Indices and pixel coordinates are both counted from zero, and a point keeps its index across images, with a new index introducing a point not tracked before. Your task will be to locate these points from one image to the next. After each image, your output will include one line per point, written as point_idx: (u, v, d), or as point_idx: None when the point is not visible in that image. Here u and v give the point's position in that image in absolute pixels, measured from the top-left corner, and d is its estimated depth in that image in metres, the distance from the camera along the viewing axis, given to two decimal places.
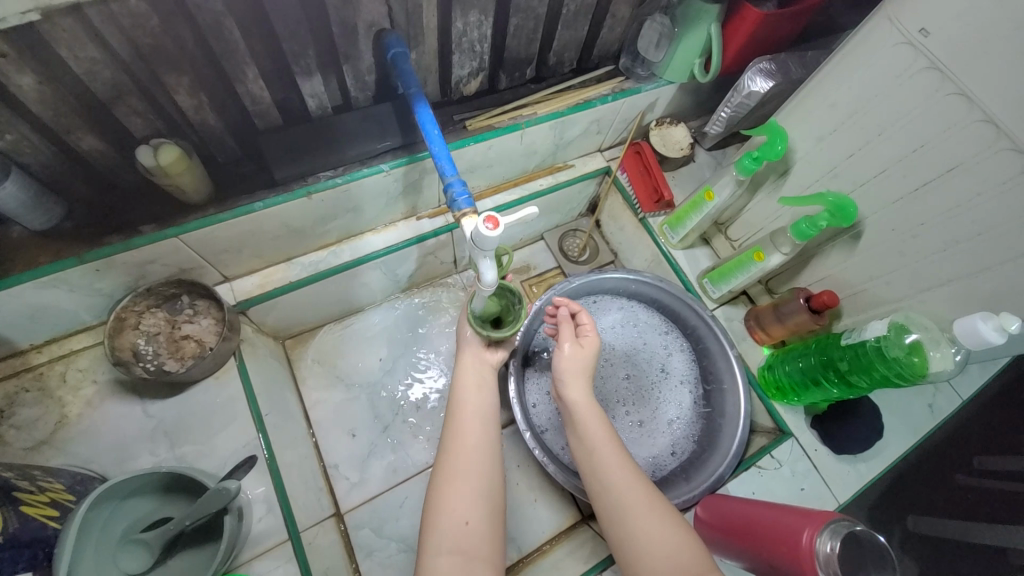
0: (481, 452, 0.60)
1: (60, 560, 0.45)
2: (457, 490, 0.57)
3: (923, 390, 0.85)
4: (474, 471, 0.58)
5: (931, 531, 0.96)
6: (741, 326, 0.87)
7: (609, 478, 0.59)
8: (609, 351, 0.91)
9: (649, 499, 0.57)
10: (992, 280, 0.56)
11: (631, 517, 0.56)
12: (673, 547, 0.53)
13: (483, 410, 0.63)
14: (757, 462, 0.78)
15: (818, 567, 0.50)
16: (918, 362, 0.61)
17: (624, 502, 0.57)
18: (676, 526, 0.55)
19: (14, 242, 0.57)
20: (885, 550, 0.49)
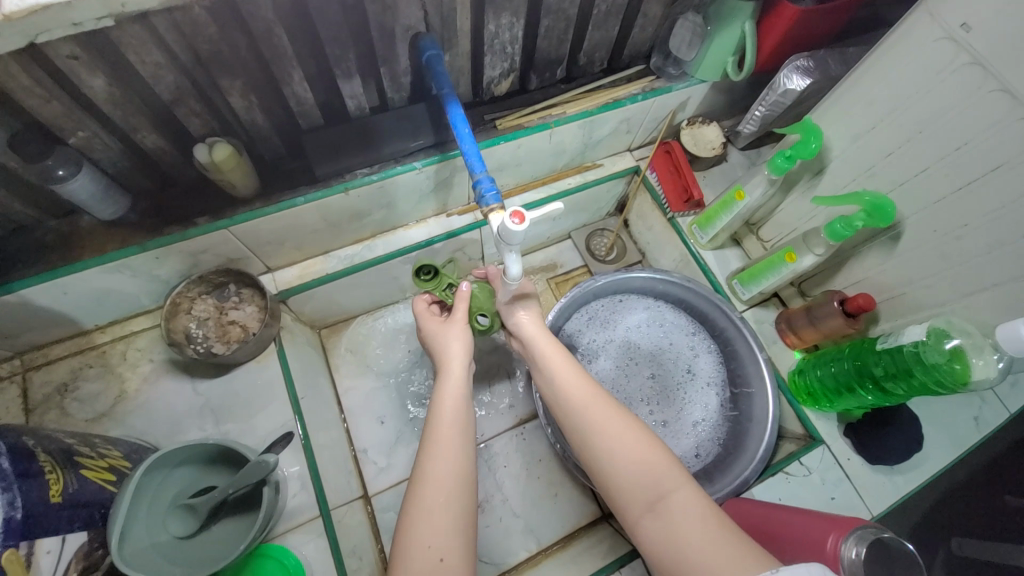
0: (458, 476, 0.55)
1: (116, 517, 0.49)
2: (432, 520, 0.52)
3: (969, 402, 0.81)
4: (448, 493, 0.53)
5: (976, 553, 0.94)
6: (771, 329, 0.85)
7: (581, 415, 0.59)
8: (633, 350, 0.91)
9: (616, 424, 0.57)
10: None
11: (601, 445, 0.56)
12: (643, 464, 0.53)
13: (458, 421, 0.60)
14: (785, 468, 0.76)
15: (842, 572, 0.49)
16: (959, 370, 0.58)
17: (595, 432, 0.57)
18: (642, 443, 0.55)
19: (84, 231, 0.64)
20: (914, 559, 0.48)
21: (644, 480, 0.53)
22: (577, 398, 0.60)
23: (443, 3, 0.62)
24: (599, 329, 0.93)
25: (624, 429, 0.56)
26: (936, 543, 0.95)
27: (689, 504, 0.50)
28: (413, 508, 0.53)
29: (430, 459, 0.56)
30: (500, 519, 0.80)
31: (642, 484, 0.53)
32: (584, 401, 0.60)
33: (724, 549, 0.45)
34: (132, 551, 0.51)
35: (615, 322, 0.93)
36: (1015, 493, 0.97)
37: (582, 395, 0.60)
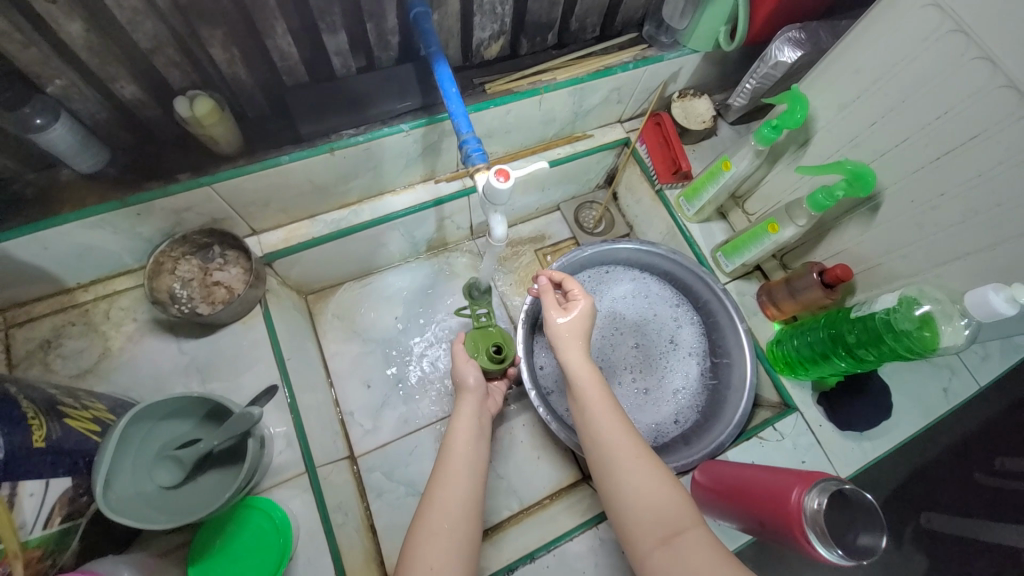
0: (462, 502, 0.57)
1: (99, 466, 0.50)
2: (437, 542, 0.53)
3: (938, 374, 0.85)
4: (455, 521, 0.55)
5: (945, 528, 1.02)
6: (753, 301, 0.87)
7: (605, 447, 0.59)
8: (619, 321, 0.92)
9: (642, 458, 0.58)
10: (1009, 253, 0.55)
11: (621, 474, 0.57)
12: (663, 500, 0.54)
13: (466, 454, 0.61)
14: (759, 433, 0.78)
15: (806, 523, 0.51)
16: (928, 336, 0.60)
17: (618, 461, 0.58)
18: (667, 482, 0.56)
19: (63, 184, 0.62)
20: (871, 506, 0.50)
21: (661, 516, 0.53)
22: (606, 421, 0.60)
23: None
24: None
25: (645, 468, 0.57)
26: (904, 519, 1.04)
27: (703, 544, 0.50)
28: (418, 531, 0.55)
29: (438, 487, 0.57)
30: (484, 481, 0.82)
31: (658, 519, 0.53)
32: (611, 425, 0.60)
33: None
34: (117, 498, 0.52)
35: (602, 293, 0.94)
36: (988, 472, 1.02)
37: (613, 421, 0.60)
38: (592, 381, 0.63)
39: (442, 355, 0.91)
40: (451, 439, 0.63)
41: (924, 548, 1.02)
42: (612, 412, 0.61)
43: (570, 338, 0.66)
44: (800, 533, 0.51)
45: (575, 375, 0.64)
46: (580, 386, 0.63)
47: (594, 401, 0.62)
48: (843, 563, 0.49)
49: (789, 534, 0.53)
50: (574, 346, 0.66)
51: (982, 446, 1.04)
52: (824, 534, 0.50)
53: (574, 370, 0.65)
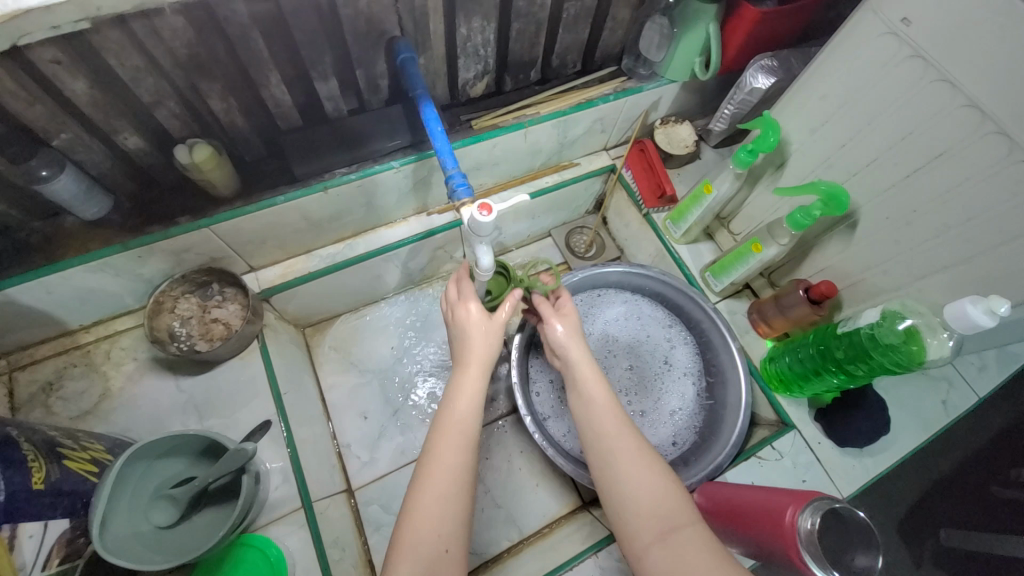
0: (459, 470, 0.55)
1: (97, 507, 0.50)
2: (435, 513, 0.53)
3: (935, 387, 0.85)
4: (453, 491, 0.54)
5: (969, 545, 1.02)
6: (744, 319, 0.88)
7: (602, 436, 0.59)
8: (613, 343, 0.93)
9: (639, 451, 0.58)
10: (984, 266, 0.56)
11: (621, 467, 0.57)
12: (661, 494, 0.55)
13: (467, 424, 0.58)
14: (758, 453, 0.78)
15: (800, 543, 0.50)
16: (915, 350, 0.60)
17: (617, 453, 0.58)
18: (664, 476, 0.57)
19: (68, 232, 0.65)
20: (866, 526, 0.50)
21: (659, 510, 0.54)
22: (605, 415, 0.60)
23: (415, 9, 0.64)
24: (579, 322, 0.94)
25: (646, 461, 0.57)
26: (927, 535, 1.03)
27: (700, 540, 0.51)
28: (414, 505, 0.54)
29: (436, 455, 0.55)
30: (482, 510, 0.82)
31: (656, 512, 0.54)
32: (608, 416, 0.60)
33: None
34: (113, 539, 0.52)
35: (595, 316, 0.95)
36: (1008, 484, 1.04)
37: (615, 415, 0.61)
38: (589, 374, 0.64)
39: (439, 383, 0.92)
40: (452, 397, 0.59)
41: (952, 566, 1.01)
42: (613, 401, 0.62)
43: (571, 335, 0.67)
44: (799, 558, 0.50)
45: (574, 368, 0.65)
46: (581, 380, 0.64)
47: (596, 394, 0.62)
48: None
49: (787, 558, 0.52)
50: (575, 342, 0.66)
51: (1001, 457, 1.06)
52: (819, 556, 0.49)
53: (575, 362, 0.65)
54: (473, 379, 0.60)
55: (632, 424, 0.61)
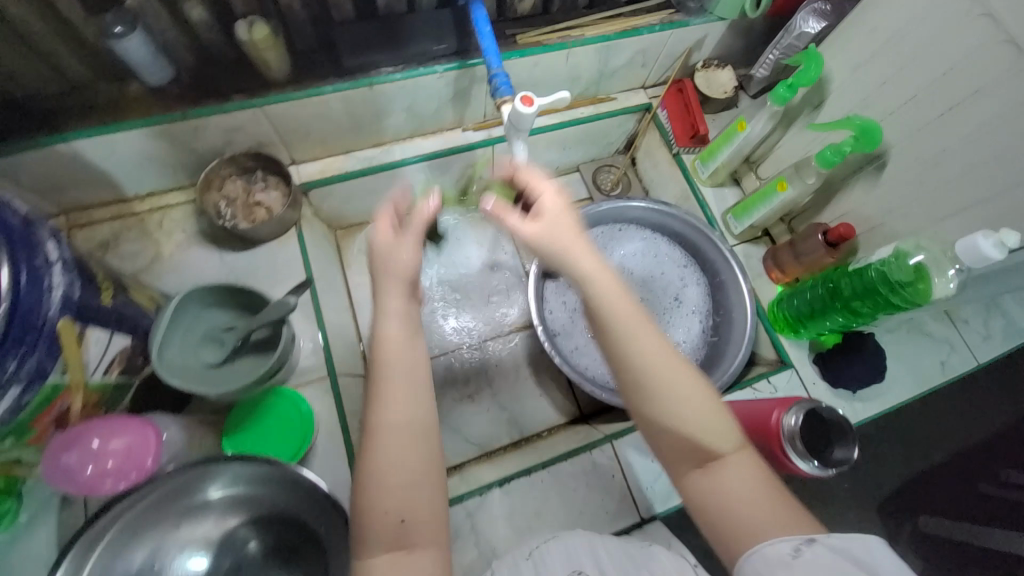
0: (415, 424, 0.50)
1: (155, 333, 0.57)
2: (386, 477, 0.48)
3: (936, 347, 0.87)
4: (408, 445, 0.49)
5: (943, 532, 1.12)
6: (758, 263, 0.90)
7: (637, 361, 0.50)
8: (628, 275, 0.96)
9: (675, 372, 0.50)
10: (1001, 206, 0.58)
11: (658, 394, 0.50)
12: (702, 420, 0.49)
13: (408, 367, 0.51)
14: (752, 385, 0.82)
15: (784, 438, 0.54)
16: (922, 288, 0.63)
17: (653, 377, 0.50)
18: (705, 396, 0.50)
19: (132, 97, 0.70)
20: (843, 423, 0.55)
21: (699, 438, 0.49)
22: (632, 335, 0.50)
23: None
24: None
25: (684, 381, 0.50)
26: (905, 523, 1.12)
27: (742, 470, 0.48)
28: (364, 466, 0.48)
29: (376, 407, 0.50)
30: (487, 409, 0.88)
31: (697, 441, 0.49)
32: (638, 336, 0.50)
33: (776, 515, 0.45)
34: (166, 364, 0.59)
35: (613, 248, 0.98)
36: (989, 482, 1.13)
37: (645, 341, 0.50)
38: (604, 280, 0.51)
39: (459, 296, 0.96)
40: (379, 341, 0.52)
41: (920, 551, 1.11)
42: (638, 315, 0.51)
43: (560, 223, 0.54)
44: (784, 454, 0.55)
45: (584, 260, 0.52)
46: (608, 309, 0.51)
47: (614, 318, 0.51)
48: (818, 474, 0.54)
49: (769, 450, 0.57)
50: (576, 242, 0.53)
51: (988, 456, 1.14)
52: (801, 449, 0.54)
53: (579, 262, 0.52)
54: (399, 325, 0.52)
55: (663, 339, 0.51)
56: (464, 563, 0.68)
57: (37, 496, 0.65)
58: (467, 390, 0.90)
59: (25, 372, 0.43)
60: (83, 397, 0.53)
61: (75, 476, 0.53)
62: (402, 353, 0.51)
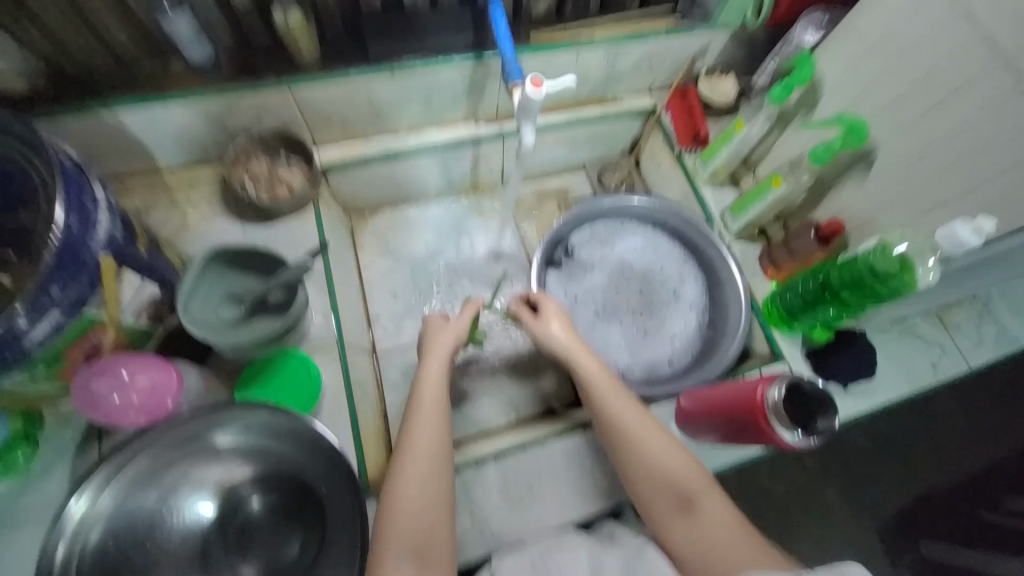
0: (435, 447, 0.62)
1: (180, 285, 0.61)
2: (410, 501, 0.58)
3: (928, 348, 0.89)
4: (431, 475, 0.60)
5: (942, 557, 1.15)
6: (754, 260, 0.93)
7: (619, 426, 0.65)
8: (628, 269, 1.00)
9: (649, 429, 0.65)
10: (981, 198, 0.61)
11: (633, 450, 0.63)
12: (677, 468, 0.61)
13: (438, 410, 0.65)
14: (745, 374, 0.85)
15: (769, 411, 0.57)
16: (907, 279, 0.66)
17: (629, 434, 0.64)
18: (677, 452, 0.63)
19: (173, 74, 0.75)
20: (823, 394, 0.57)
21: (671, 483, 0.61)
22: (610, 399, 0.67)
23: None
24: (598, 246, 1.00)
25: (657, 437, 0.64)
26: (907, 549, 1.16)
27: (716, 508, 0.58)
28: (388, 500, 0.58)
29: (412, 433, 0.62)
30: (487, 389, 0.92)
31: (671, 487, 0.60)
32: (616, 399, 0.67)
33: (745, 550, 0.54)
34: (190, 316, 0.63)
35: (615, 243, 1.01)
36: (991, 509, 1.18)
37: (629, 413, 0.66)
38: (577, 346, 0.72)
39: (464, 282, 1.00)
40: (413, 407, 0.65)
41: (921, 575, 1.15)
42: (615, 383, 0.69)
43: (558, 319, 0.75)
44: (769, 428, 0.57)
45: (576, 353, 0.72)
46: (585, 387, 0.70)
47: (601, 384, 0.69)
48: (799, 444, 0.57)
49: (755, 424, 0.60)
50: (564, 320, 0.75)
51: (988, 481, 1.19)
52: (785, 421, 0.57)
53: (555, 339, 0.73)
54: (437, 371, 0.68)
55: (638, 407, 0.67)
56: (458, 528, 0.70)
57: (55, 442, 0.68)
58: (468, 370, 0.93)
59: (64, 300, 0.49)
60: (113, 336, 0.60)
61: (101, 402, 0.57)
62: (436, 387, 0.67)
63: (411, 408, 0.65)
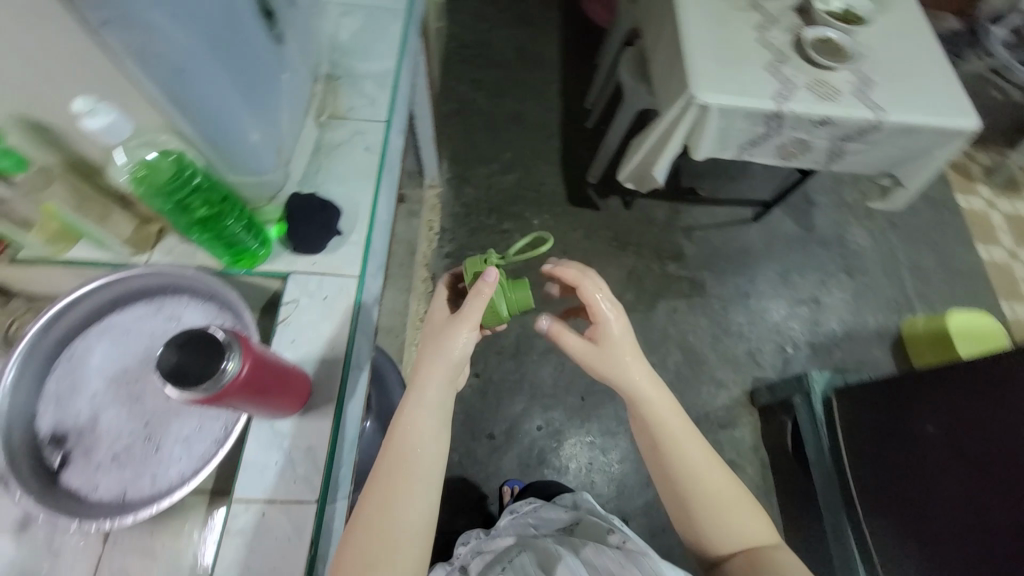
0: (422, 522, 0.68)
1: None
2: (374, 548, 0.65)
3: (355, 142, 0.96)
4: (413, 535, 0.67)
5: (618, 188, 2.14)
6: (183, 245, 0.85)
7: (682, 454, 0.80)
8: (128, 374, 0.82)
9: (721, 474, 0.81)
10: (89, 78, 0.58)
11: (707, 493, 0.79)
12: (752, 528, 0.80)
13: (420, 463, 0.70)
14: (281, 318, 0.82)
15: (210, 391, 0.53)
16: (154, 166, 0.65)
17: (701, 478, 0.79)
18: (756, 516, 0.81)
19: None
20: (184, 359, 0.51)
21: (741, 531, 0.79)
22: (698, 457, 0.80)
23: None
24: (75, 399, 0.80)
25: (738, 499, 0.81)
26: (571, 220, 2.07)
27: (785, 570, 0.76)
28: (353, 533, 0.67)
29: (398, 505, 0.67)
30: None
31: (735, 534, 0.79)
32: (686, 435, 0.81)
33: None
34: None
35: (85, 375, 0.82)
36: (590, 154, 2.21)
37: (697, 454, 0.80)
38: (660, 392, 0.82)
39: None
40: (414, 436, 0.71)
41: (613, 193, 2.13)
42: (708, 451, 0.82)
43: (622, 341, 0.84)
44: (224, 401, 0.57)
45: (643, 379, 0.82)
46: (662, 434, 0.81)
47: (674, 426, 0.81)
48: (232, 358, 0.55)
49: (247, 387, 0.58)
50: (626, 357, 0.83)
51: (574, 179, 2.15)
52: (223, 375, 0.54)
53: (620, 337, 0.84)
54: (426, 424, 0.72)
55: (728, 475, 0.82)
56: None
57: None
58: None
59: None
60: None
61: None
62: (427, 437, 0.72)
63: (400, 473, 0.69)
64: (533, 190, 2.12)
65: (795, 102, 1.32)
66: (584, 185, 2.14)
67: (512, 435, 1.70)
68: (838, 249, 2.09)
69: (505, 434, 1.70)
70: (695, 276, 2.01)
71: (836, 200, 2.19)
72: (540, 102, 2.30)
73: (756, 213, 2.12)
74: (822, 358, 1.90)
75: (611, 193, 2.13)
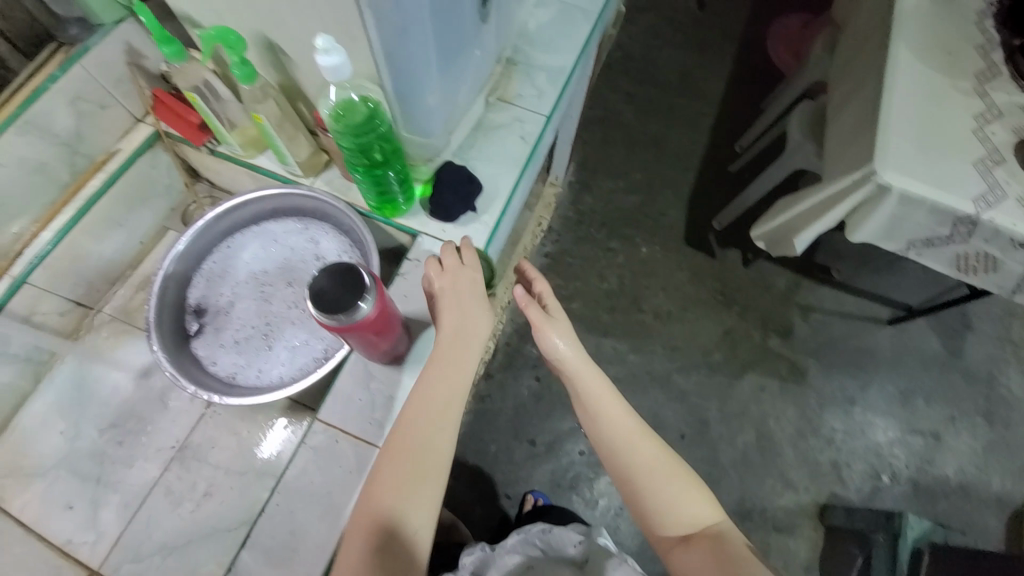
0: (412, 496, 0.66)
1: None
2: (362, 523, 0.64)
3: (512, 128, 0.99)
4: (401, 511, 0.65)
5: (742, 242, 1.99)
6: (341, 180, 0.94)
7: (626, 446, 0.76)
8: (265, 276, 0.93)
9: (654, 445, 0.76)
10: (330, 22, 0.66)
11: (650, 478, 0.74)
12: (704, 512, 0.73)
13: (407, 435, 0.69)
14: (400, 271, 0.88)
15: (345, 323, 0.57)
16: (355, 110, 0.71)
17: (651, 466, 0.74)
18: (700, 495, 0.74)
19: None
20: (332, 289, 0.57)
21: (692, 518, 0.72)
22: (639, 439, 0.77)
23: None
24: (221, 283, 0.93)
25: (682, 480, 0.74)
26: (679, 259, 1.97)
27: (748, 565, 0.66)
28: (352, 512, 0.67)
29: (383, 481, 0.66)
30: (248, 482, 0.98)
31: (687, 521, 0.72)
32: (612, 409, 0.78)
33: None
34: None
35: (233, 266, 0.93)
36: (721, 198, 2.07)
37: (639, 437, 0.77)
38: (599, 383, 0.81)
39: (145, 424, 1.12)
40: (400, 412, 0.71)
41: (734, 245, 1.99)
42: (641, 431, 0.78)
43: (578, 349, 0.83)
44: (344, 334, 0.62)
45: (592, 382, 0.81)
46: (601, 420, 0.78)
47: (606, 409, 0.79)
48: (368, 300, 0.59)
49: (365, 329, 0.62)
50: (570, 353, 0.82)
51: (697, 219, 2.04)
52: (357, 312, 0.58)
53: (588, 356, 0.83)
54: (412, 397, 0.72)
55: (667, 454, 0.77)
56: None
57: None
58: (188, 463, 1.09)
59: None
60: None
61: None
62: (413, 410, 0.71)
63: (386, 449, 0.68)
64: (651, 218, 2.04)
65: (1001, 211, 1.13)
66: (706, 228, 2.02)
67: (553, 449, 1.67)
68: (985, 389, 1.76)
69: (547, 446, 1.68)
70: (798, 360, 1.82)
71: (1001, 331, 1.84)
72: (686, 132, 2.20)
73: (893, 316, 1.85)
74: (921, 503, 1.63)
75: (733, 244, 1.99)
